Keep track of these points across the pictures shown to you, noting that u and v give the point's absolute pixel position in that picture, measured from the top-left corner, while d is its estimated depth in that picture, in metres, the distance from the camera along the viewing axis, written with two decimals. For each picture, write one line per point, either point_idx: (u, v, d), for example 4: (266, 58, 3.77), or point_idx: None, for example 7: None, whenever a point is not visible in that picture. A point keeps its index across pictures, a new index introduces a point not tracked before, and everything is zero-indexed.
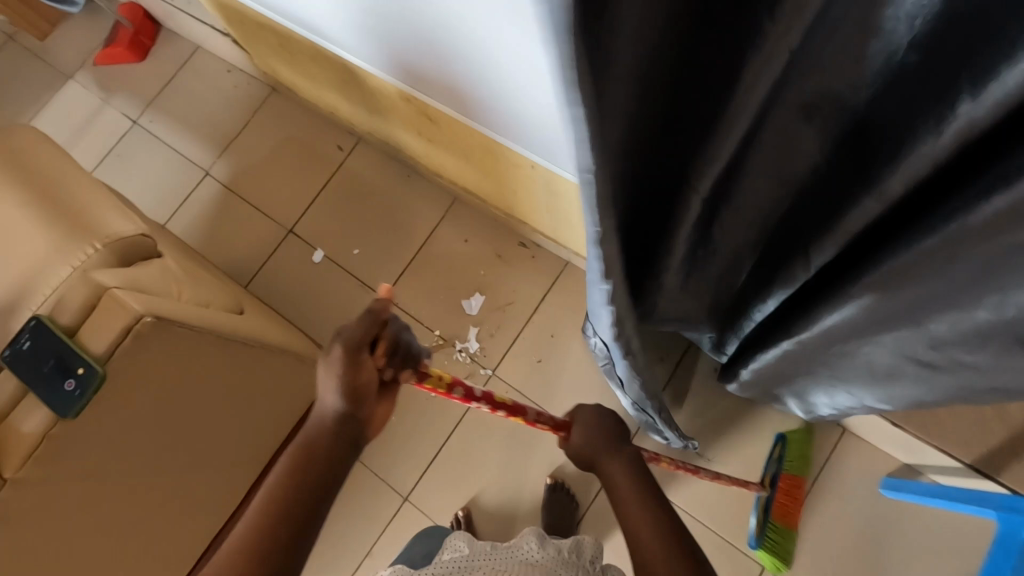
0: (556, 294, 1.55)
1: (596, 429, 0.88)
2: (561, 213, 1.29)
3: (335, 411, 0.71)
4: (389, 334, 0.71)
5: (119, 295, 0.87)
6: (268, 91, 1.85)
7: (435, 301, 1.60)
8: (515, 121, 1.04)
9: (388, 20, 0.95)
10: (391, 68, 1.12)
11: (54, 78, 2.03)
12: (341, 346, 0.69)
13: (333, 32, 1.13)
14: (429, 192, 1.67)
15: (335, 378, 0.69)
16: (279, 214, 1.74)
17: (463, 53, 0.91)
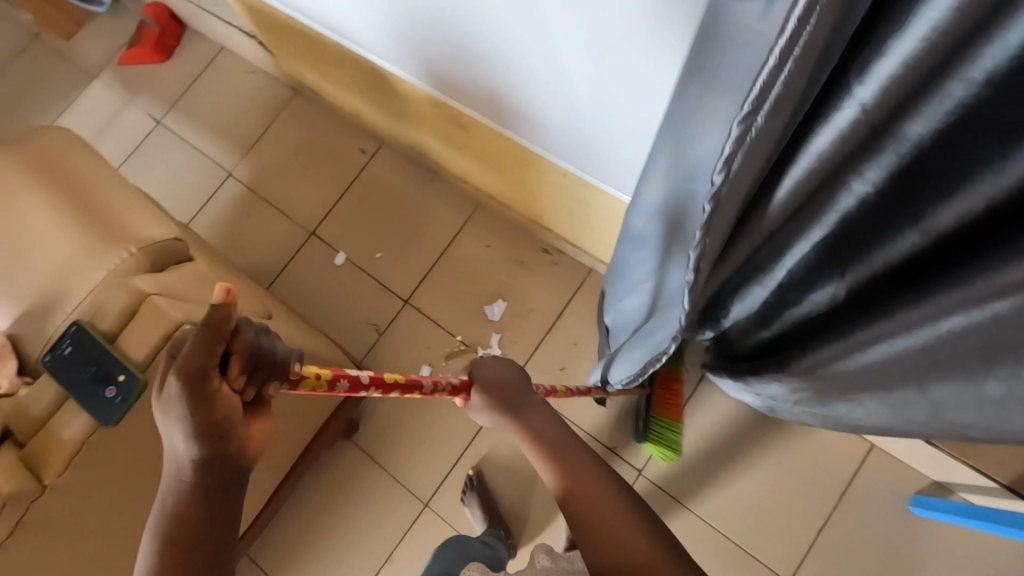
0: (580, 301, 1.53)
1: (500, 390, 0.91)
2: (589, 221, 1.28)
3: (194, 454, 0.58)
4: (240, 347, 0.55)
5: (161, 303, 0.85)
6: (292, 92, 1.85)
7: (457, 306, 1.59)
8: (547, 127, 1.04)
9: (427, 21, 0.96)
10: (425, 73, 1.11)
11: (80, 78, 2.04)
12: (177, 377, 0.54)
13: (366, 37, 1.14)
14: (452, 196, 1.66)
15: (179, 419, 0.56)
16: (301, 217, 1.74)
17: (505, 54, 0.92)
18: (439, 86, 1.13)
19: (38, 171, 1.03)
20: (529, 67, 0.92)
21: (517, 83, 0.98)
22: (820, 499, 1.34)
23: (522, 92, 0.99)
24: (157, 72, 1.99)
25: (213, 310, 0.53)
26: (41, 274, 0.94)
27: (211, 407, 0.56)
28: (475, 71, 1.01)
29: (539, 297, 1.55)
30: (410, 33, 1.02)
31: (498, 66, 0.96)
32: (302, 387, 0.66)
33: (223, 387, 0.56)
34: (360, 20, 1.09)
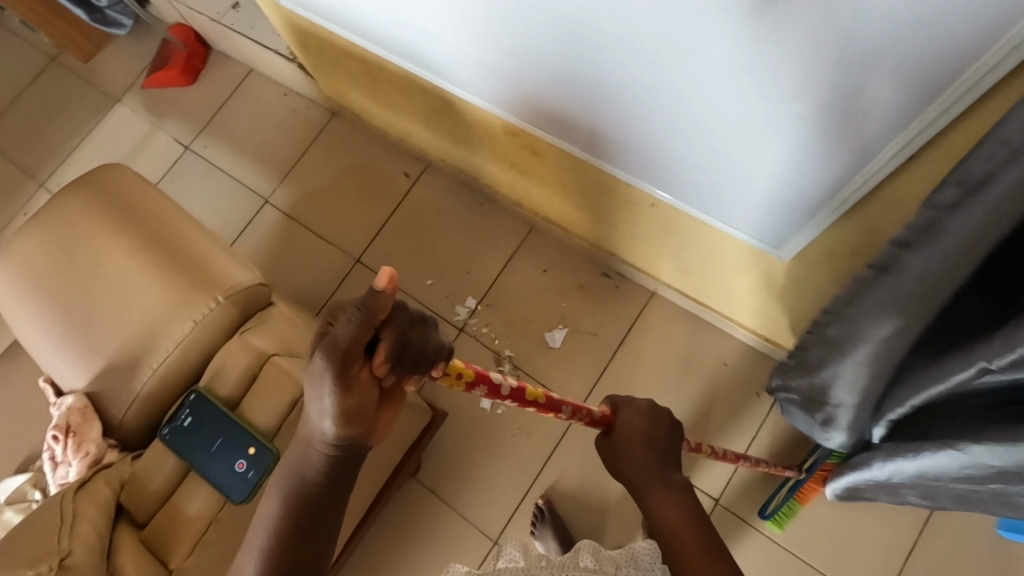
0: (643, 325, 1.51)
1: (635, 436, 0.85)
2: (671, 249, 1.25)
3: (328, 436, 0.60)
4: (392, 335, 0.54)
5: (283, 365, 0.87)
6: (330, 115, 1.80)
7: (516, 333, 1.55)
8: (643, 161, 1.01)
9: (523, 57, 0.92)
10: (507, 102, 1.08)
11: (102, 103, 1.96)
12: (328, 356, 0.54)
13: (444, 65, 1.10)
14: (505, 220, 1.62)
15: (327, 401, 0.56)
16: (345, 243, 1.69)
17: (609, 92, 0.89)
18: (522, 116, 1.09)
19: (111, 213, 0.98)
20: (647, 112, 0.88)
21: (623, 123, 0.94)
22: (905, 524, 1.32)
23: (629, 134, 0.96)
24: (184, 96, 1.92)
25: (370, 296, 0.51)
26: (127, 326, 0.90)
27: (358, 393, 0.57)
28: (577, 110, 0.98)
29: (600, 323, 1.53)
30: (498, 64, 0.98)
31: (606, 106, 0.92)
32: (443, 380, 0.61)
33: (363, 372, 0.56)
34: (443, 49, 1.04)
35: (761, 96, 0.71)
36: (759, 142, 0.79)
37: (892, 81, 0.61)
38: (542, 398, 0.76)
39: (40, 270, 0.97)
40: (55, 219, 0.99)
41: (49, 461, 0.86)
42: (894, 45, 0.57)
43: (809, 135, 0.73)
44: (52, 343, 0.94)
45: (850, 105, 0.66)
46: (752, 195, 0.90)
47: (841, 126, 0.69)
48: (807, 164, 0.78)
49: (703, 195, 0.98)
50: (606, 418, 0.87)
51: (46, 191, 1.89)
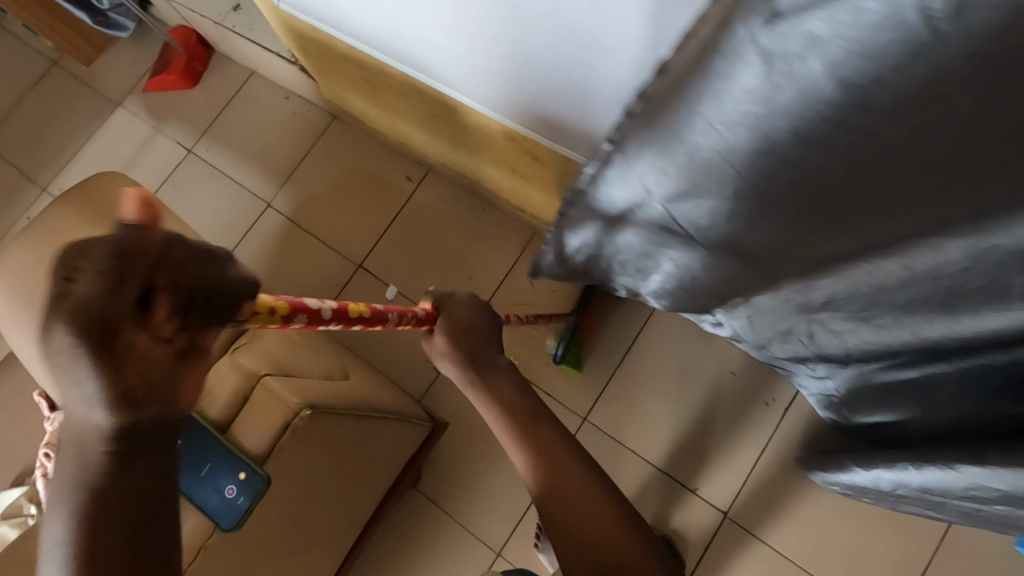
0: (649, 332, 1.48)
1: (470, 336, 0.81)
2: None
3: (101, 427, 0.46)
4: (172, 288, 0.44)
5: (277, 388, 0.84)
6: (331, 118, 1.78)
7: (519, 340, 1.53)
8: None
9: (522, 63, 0.89)
10: (509, 108, 1.05)
11: (103, 106, 1.95)
12: (71, 323, 0.41)
13: (442, 70, 1.07)
14: (508, 225, 1.60)
15: (87, 386, 0.43)
16: (346, 248, 1.67)
17: (609, 99, 0.85)
18: (522, 122, 1.06)
19: (105, 225, 0.96)
20: None
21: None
22: (917, 539, 1.28)
23: None
24: (185, 99, 1.91)
25: (126, 232, 0.43)
26: None
27: (151, 354, 0.45)
28: (578, 110, 0.93)
29: (605, 330, 1.50)
30: (495, 69, 0.96)
31: (604, 105, 0.88)
32: (250, 321, 0.55)
33: (140, 339, 0.44)
34: (440, 54, 1.02)
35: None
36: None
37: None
38: (366, 314, 0.73)
39: (35, 284, 0.96)
40: (49, 230, 0.98)
41: (43, 478, 0.83)
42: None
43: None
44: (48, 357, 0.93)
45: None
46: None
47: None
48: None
49: None
50: (427, 316, 0.82)
51: (49, 195, 1.89)
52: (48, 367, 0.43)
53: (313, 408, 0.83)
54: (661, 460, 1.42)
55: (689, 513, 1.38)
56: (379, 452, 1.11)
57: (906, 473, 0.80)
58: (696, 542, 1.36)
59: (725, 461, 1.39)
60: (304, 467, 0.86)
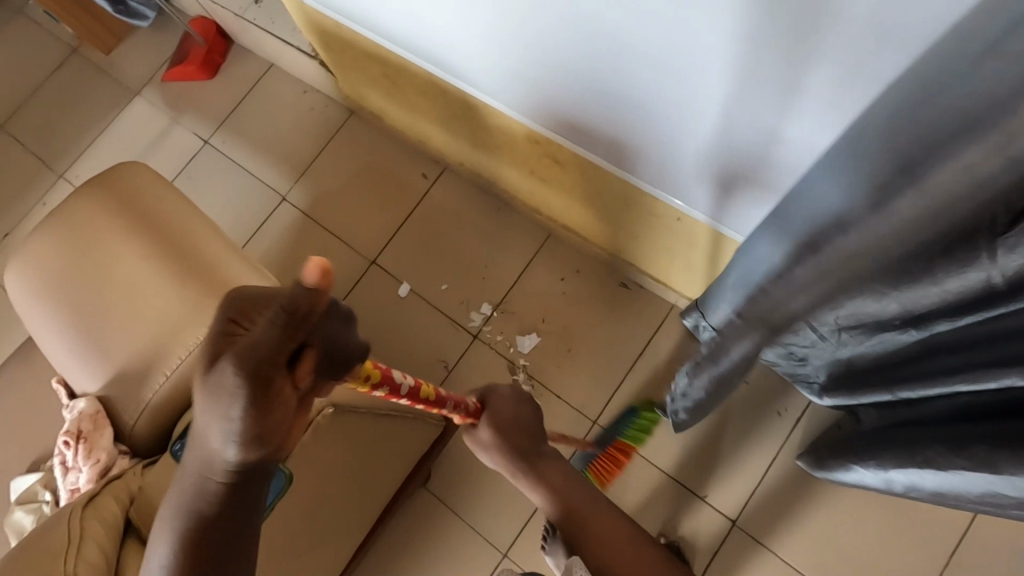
0: (662, 338, 1.48)
1: (513, 427, 0.88)
2: (695, 263, 1.21)
3: (233, 459, 0.53)
4: (320, 341, 0.51)
5: None
6: (349, 114, 1.78)
7: (531, 342, 1.53)
8: (668, 173, 0.98)
9: (547, 65, 0.89)
10: (530, 109, 1.05)
11: (121, 95, 1.96)
12: (241, 363, 0.48)
13: (465, 69, 1.07)
14: (522, 226, 1.60)
15: (234, 420, 0.50)
16: (360, 244, 1.67)
17: (633, 101, 0.85)
18: (546, 124, 1.06)
19: (128, 215, 0.96)
20: (669, 110, 0.82)
21: (647, 122, 0.88)
22: (926, 554, 1.28)
23: (653, 145, 0.93)
24: (203, 91, 1.91)
25: (302, 292, 0.48)
26: (141, 332, 0.88)
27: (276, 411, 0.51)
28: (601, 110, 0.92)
29: (618, 335, 1.50)
30: (518, 70, 0.96)
31: (628, 108, 0.87)
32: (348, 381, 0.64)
33: (287, 384, 0.51)
34: (465, 53, 1.02)
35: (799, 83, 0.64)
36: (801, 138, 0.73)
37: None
38: (434, 397, 0.80)
39: (57, 272, 0.96)
40: (71, 220, 0.98)
41: (59, 468, 0.82)
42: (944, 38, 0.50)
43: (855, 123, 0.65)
44: (67, 345, 0.93)
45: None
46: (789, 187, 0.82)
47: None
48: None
49: (723, 207, 0.96)
50: (472, 409, 0.90)
51: (65, 182, 1.89)
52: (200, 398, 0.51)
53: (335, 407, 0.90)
54: (671, 466, 1.41)
55: (697, 520, 1.37)
56: (392, 448, 1.11)
57: (914, 474, 0.75)
58: (703, 550, 1.36)
59: (735, 469, 1.39)
60: (328, 462, 0.93)
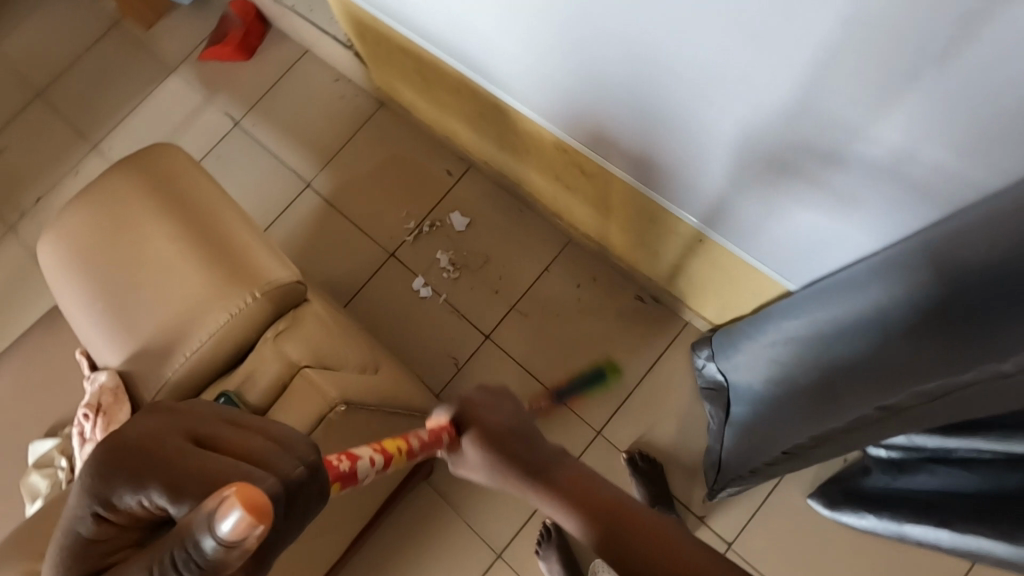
0: (673, 353, 1.48)
1: (497, 440, 0.74)
2: (715, 284, 1.20)
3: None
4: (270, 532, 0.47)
5: (314, 378, 0.80)
6: (378, 105, 1.80)
7: (543, 346, 1.54)
8: (696, 194, 0.96)
9: (581, 73, 0.89)
10: (560, 118, 1.05)
11: (158, 71, 2.00)
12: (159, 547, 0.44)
13: (498, 73, 1.07)
14: (543, 230, 1.60)
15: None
16: (380, 236, 1.68)
17: (667, 116, 0.84)
18: (575, 135, 1.06)
19: (160, 196, 0.98)
20: (704, 127, 0.81)
21: (677, 137, 0.87)
22: None
23: (683, 163, 0.92)
24: (237, 72, 1.94)
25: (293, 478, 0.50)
26: (166, 312, 0.90)
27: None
28: (631, 122, 0.92)
29: (630, 347, 1.50)
30: (552, 79, 0.96)
31: (661, 123, 0.87)
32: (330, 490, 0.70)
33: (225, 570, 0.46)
34: (500, 57, 1.02)
35: (832, 101, 0.63)
36: (833, 161, 0.71)
37: (978, 100, 0.53)
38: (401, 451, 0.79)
39: (87, 246, 0.98)
40: (105, 196, 1.00)
41: (77, 438, 0.85)
42: (986, 56, 0.49)
43: (891, 146, 0.64)
44: (91, 318, 0.95)
45: (935, 116, 0.57)
46: (820, 214, 0.81)
47: (928, 140, 0.60)
48: (897, 191, 0.69)
49: (750, 231, 0.95)
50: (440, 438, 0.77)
51: (98, 152, 1.94)
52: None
53: (349, 403, 0.80)
54: (671, 483, 1.41)
55: None
56: None
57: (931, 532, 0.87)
58: None
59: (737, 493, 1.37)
60: None
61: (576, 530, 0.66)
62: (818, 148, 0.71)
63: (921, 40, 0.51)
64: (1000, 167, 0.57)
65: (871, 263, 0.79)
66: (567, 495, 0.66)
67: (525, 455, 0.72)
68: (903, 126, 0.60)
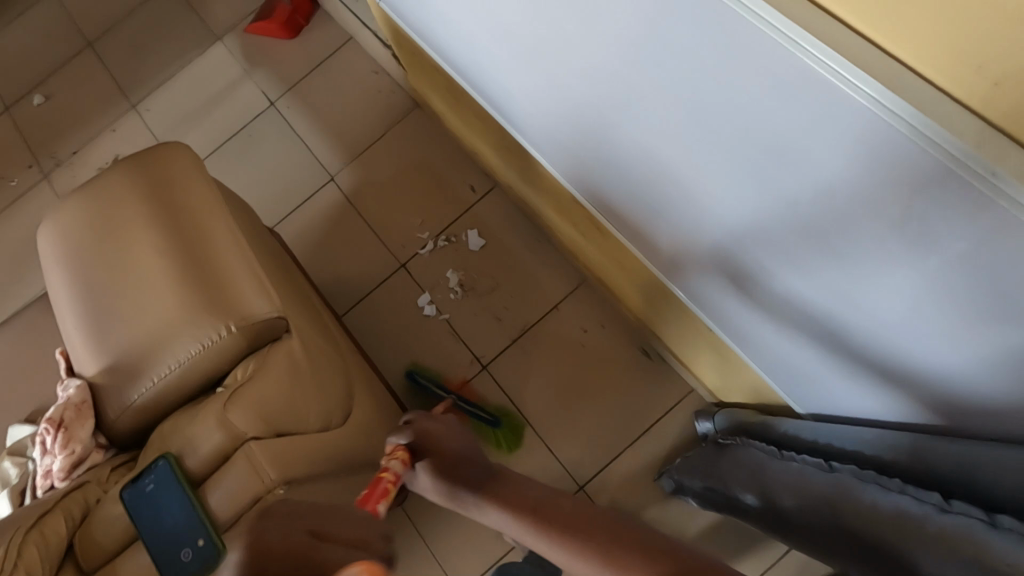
0: (671, 419, 1.40)
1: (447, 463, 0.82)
2: (733, 366, 1.11)
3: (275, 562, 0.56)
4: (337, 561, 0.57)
5: (256, 457, 0.74)
6: (413, 106, 1.74)
7: (540, 387, 1.48)
8: (678, 275, 0.94)
9: (574, 133, 0.87)
10: (570, 174, 1.02)
11: (204, 37, 1.98)
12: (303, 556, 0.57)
13: (524, 115, 1.02)
14: (560, 264, 1.54)
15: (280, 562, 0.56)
16: (394, 243, 1.64)
17: (650, 197, 0.82)
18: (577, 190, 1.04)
19: (156, 205, 0.96)
20: (681, 215, 0.79)
21: (683, 250, 0.86)
22: None
23: (665, 243, 0.89)
24: (280, 50, 1.90)
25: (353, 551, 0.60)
26: (141, 330, 0.88)
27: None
28: (640, 224, 0.91)
29: (626, 404, 1.43)
30: (562, 140, 0.94)
31: (643, 201, 0.85)
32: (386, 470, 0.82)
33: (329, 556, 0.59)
34: (525, 106, 0.97)
35: (816, 257, 0.62)
36: (822, 319, 0.69)
37: (969, 297, 0.50)
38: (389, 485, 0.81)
39: (78, 244, 0.97)
40: (103, 195, 0.99)
41: (37, 447, 0.84)
42: (979, 260, 0.47)
43: (880, 319, 0.61)
44: (71, 321, 0.95)
45: (926, 302, 0.55)
46: (814, 366, 0.79)
47: (918, 325, 0.57)
48: (886, 363, 0.66)
49: (723, 325, 0.93)
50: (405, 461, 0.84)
51: (136, 113, 1.94)
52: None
53: (289, 483, 0.75)
54: None
55: None
56: None
57: None
58: None
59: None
60: None
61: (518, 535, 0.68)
62: (810, 302, 0.69)
63: (911, 231, 0.50)
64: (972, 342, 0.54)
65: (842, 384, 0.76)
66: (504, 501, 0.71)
67: (471, 474, 0.79)
68: (894, 303, 0.58)
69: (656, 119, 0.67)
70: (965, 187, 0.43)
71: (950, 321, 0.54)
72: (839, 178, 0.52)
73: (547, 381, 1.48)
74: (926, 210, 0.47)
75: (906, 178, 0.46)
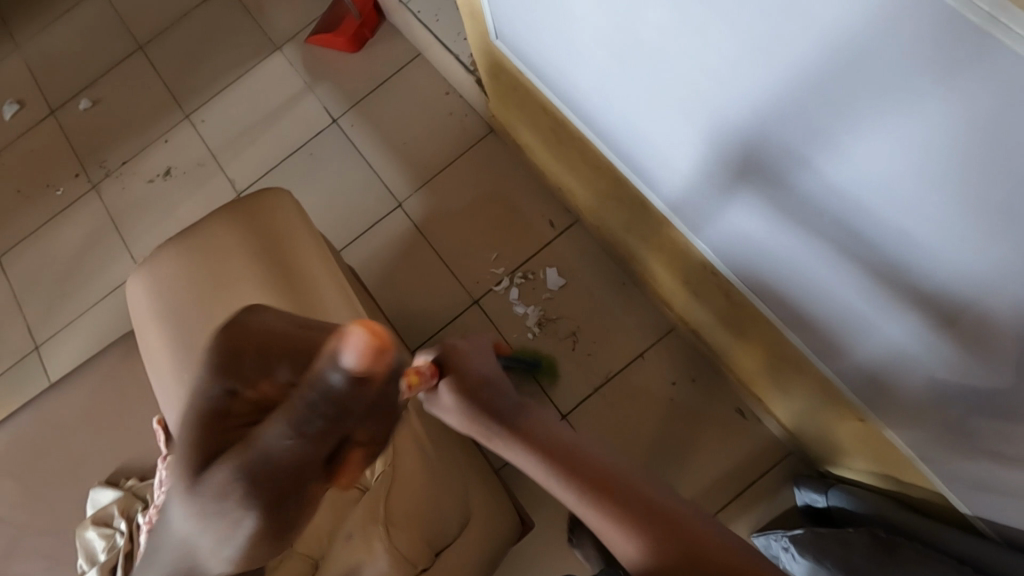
0: (769, 484, 1.31)
1: (492, 395, 0.76)
2: (872, 454, 1.02)
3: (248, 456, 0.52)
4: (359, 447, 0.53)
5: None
6: (488, 131, 1.65)
7: (624, 440, 1.39)
8: (707, 219, 0.92)
9: (611, 75, 0.86)
10: (646, 169, 0.98)
11: (261, 47, 1.88)
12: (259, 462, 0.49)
13: (642, 153, 0.96)
14: (647, 309, 1.46)
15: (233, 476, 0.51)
16: (467, 278, 1.56)
17: (670, 115, 0.79)
18: (629, 162, 1.02)
19: (266, 264, 0.88)
20: (698, 132, 0.76)
21: (702, 175, 0.83)
22: None
23: (691, 178, 0.87)
24: (344, 63, 1.81)
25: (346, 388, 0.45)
26: None
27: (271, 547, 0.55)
28: (680, 178, 0.90)
29: (717, 463, 1.35)
30: (614, 103, 0.92)
31: (669, 129, 0.83)
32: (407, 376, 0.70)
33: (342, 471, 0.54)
34: (638, 134, 0.93)
35: (833, 156, 0.57)
36: (834, 235, 0.66)
37: (968, 182, 0.46)
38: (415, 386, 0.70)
39: (175, 302, 0.88)
40: (200, 248, 0.91)
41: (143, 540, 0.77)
42: (977, 135, 0.43)
43: (884, 220, 0.58)
44: (169, 393, 0.87)
45: (927, 196, 0.51)
46: (836, 295, 0.75)
47: (923, 222, 0.54)
48: (896, 278, 0.63)
49: (749, 266, 0.91)
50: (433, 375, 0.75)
51: (189, 123, 1.85)
52: (192, 504, 0.53)
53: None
54: None
55: None
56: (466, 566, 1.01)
57: None
58: None
59: None
60: None
61: (547, 480, 0.72)
62: (825, 211, 0.65)
63: (913, 117, 0.46)
64: (996, 236, 0.48)
65: (860, 304, 0.72)
66: (541, 448, 0.72)
67: (501, 404, 0.76)
68: (896, 200, 0.54)
69: (676, 44, 0.67)
70: (953, 52, 0.39)
71: (976, 216, 0.48)
72: (835, 78, 0.50)
73: (633, 435, 1.39)
74: (920, 96, 0.44)
75: (892, 59, 0.44)
